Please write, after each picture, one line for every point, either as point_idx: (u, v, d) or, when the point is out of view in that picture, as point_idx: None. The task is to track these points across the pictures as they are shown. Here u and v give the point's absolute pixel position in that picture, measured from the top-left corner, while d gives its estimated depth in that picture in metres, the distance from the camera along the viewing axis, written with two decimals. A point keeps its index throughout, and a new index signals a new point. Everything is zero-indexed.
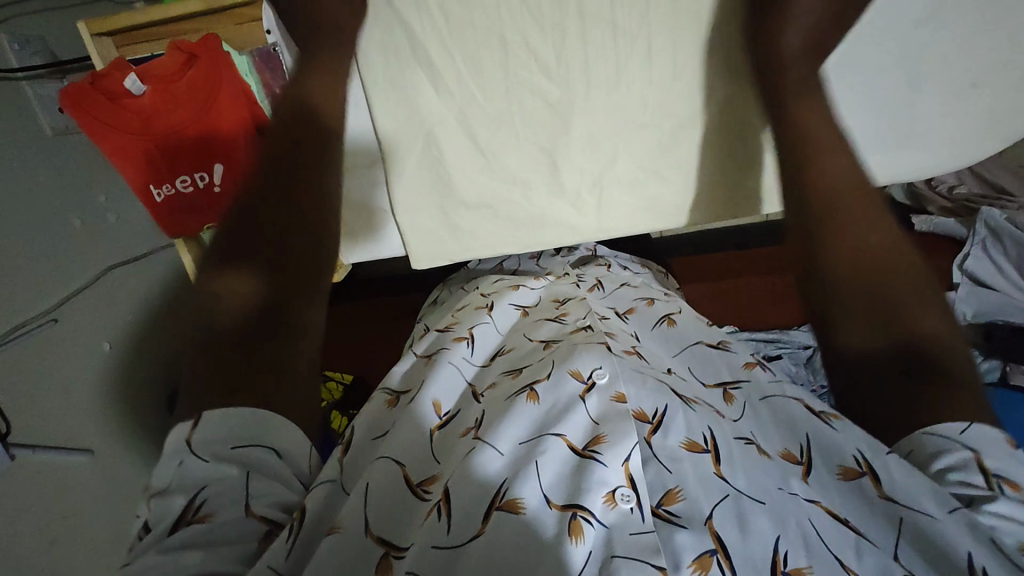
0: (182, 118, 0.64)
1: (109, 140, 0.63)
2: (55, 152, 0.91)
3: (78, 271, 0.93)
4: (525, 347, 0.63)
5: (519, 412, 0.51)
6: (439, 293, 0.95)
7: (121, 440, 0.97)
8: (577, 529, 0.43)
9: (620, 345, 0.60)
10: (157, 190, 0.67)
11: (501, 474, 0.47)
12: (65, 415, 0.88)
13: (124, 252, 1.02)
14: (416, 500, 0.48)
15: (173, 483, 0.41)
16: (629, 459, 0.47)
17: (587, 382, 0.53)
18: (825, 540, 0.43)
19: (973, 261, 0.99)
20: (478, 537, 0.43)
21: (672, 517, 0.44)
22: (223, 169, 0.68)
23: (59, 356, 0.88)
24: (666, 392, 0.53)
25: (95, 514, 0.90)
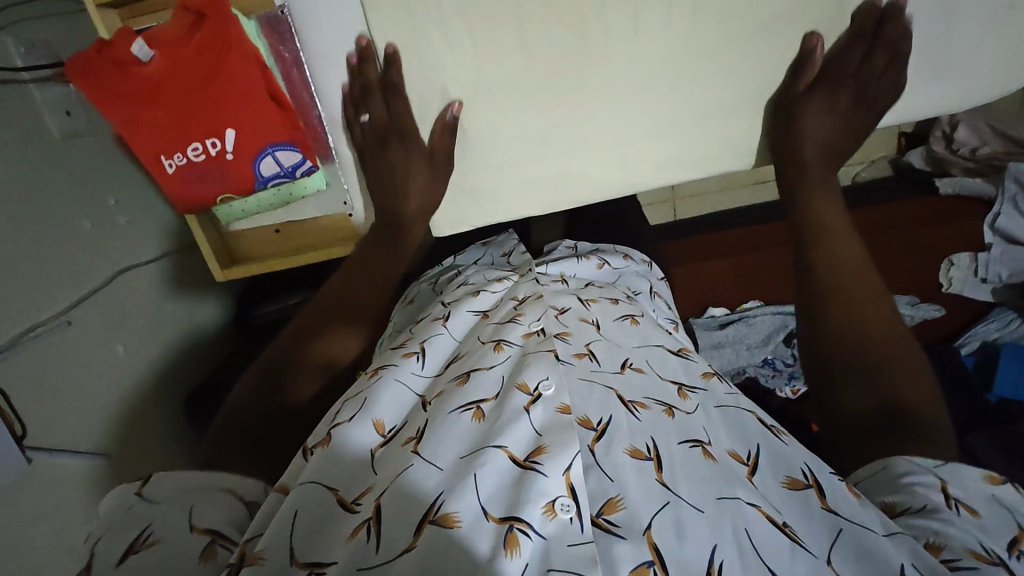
0: (189, 84, 0.63)
1: (120, 112, 0.63)
2: (63, 155, 0.90)
3: (89, 274, 0.92)
4: (479, 349, 0.60)
5: (460, 428, 0.51)
6: (405, 295, 0.91)
7: (133, 446, 0.97)
8: (512, 540, 0.43)
9: (569, 348, 0.61)
10: (169, 161, 0.67)
11: (436, 485, 0.46)
12: (76, 422, 0.86)
13: (133, 256, 1.01)
14: (345, 512, 0.46)
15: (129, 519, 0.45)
16: (568, 469, 0.46)
17: (534, 394, 0.53)
18: (757, 548, 0.44)
19: (1004, 219, 0.95)
20: (409, 552, 0.43)
21: (610, 526, 0.44)
22: (234, 135, 0.66)
23: (71, 358, 0.87)
24: (613, 402, 0.54)
25: (102, 515, 0.89)
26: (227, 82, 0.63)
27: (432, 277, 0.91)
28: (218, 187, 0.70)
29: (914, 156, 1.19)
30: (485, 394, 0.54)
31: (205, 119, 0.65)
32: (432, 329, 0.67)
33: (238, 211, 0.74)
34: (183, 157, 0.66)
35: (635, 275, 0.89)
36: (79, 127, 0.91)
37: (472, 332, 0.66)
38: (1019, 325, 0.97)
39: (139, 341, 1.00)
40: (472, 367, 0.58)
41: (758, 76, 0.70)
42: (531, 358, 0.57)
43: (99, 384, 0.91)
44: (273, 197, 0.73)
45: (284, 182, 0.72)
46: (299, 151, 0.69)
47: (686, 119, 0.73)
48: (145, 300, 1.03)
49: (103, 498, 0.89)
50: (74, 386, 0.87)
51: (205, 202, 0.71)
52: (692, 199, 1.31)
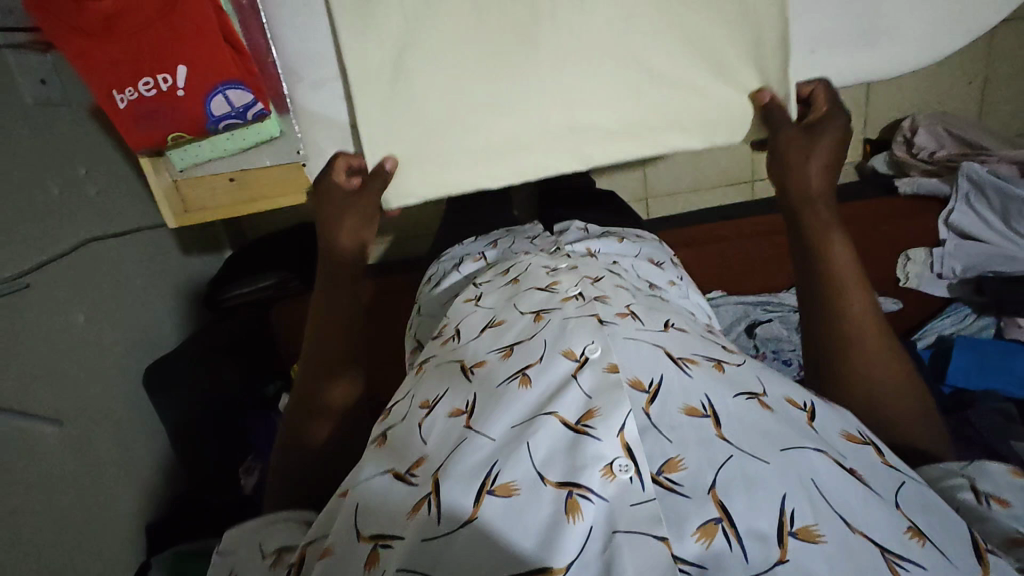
0: (143, 17, 0.63)
1: (71, 44, 0.63)
2: (35, 122, 0.90)
3: (56, 239, 0.92)
4: (519, 321, 0.65)
5: (512, 395, 0.54)
6: (432, 275, 0.95)
7: (93, 419, 0.95)
8: (574, 506, 0.45)
9: (611, 309, 0.64)
10: (120, 96, 0.67)
11: (490, 456, 0.49)
12: (36, 386, 0.85)
13: (102, 228, 1.01)
14: (404, 486, 0.51)
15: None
16: (623, 429, 0.49)
17: (580, 359, 0.56)
18: (825, 496, 0.45)
19: (958, 215, 1.00)
20: (470, 522, 0.46)
21: (673, 485, 0.46)
22: (187, 71, 0.67)
23: (33, 321, 0.86)
24: (663, 361, 0.56)
25: (59, 486, 0.87)
26: (182, 16, 0.64)
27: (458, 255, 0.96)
28: (167, 126, 0.70)
29: (877, 161, 1.22)
30: (530, 361, 0.58)
31: (154, 54, 0.65)
32: (470, 312, 0.72)
33: (192, 155, 0.75)
34: (134, 91, 0.66)
35: (656, 253, 0.93)
36: (54, 96, 0.92)
37: (509, 300, 0.70)
38: (974, 320, 1.01)
39: (104, 312, 1.00)
40: (516, 341, 0.62)
41: (711, 56, 0.74)
42: (571, 324, 0.61)
43: (62, 351, 0.90)
44: (228, 143, 0.74)
45: (236, 125, 0.73)
46: (250, 92, 0.69)
47: (642, 96, 0.76)
48: (111, 273, 1.02)
49: (62, 467, 0.87)
50: (37, 348, 0.86)
51: (154, 141, 0.72)
52: (665, 198, 1.33)
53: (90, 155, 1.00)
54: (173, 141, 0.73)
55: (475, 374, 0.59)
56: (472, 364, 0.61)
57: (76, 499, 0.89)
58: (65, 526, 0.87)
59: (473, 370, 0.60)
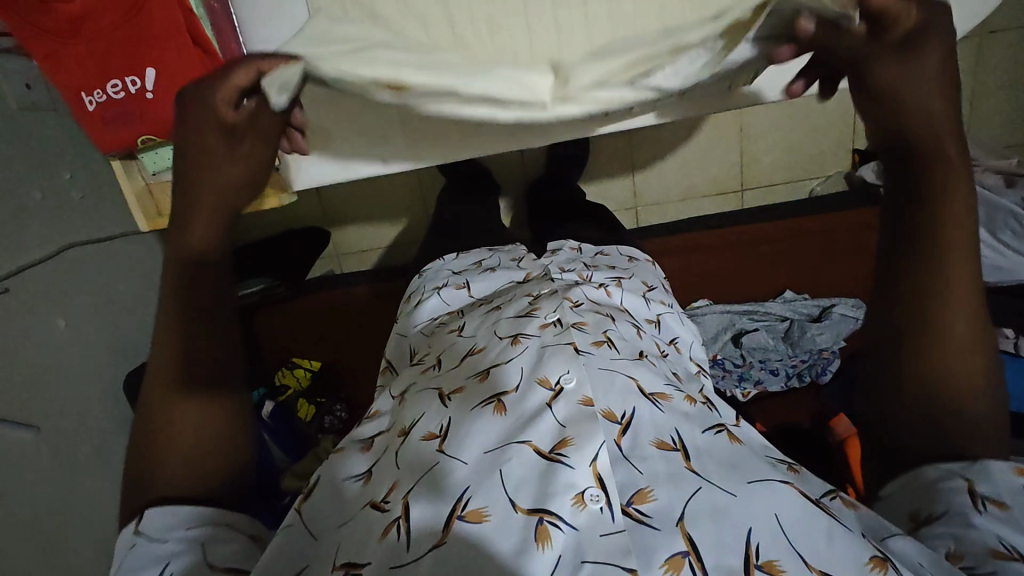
0: (113, 20, 0.64)
1: (39, 44, 0.64)
2: (17, 126, 0.90)
3: (37, 244, 0.91)
4: (497, 346, 0.67)
5: (486, 422, 0.55)
6: (413, 294, 0.94)
7: (71, 425, 0.94)
8: (544, 534, 0.45)
9: (586, 337, 0.68)
10: (90, 98, 0.67)
11: (464, 481, 0.50)
12: (11, 390, 0.84)
13: (86, 234, 1.01)
14: (376, 513, 0.50)
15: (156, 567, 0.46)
16: (595, 459, 0.50)
17: (555, 388, 0.57)
18: (790, 536, 0.44)
19: None
20: (437, 547, 0.46)
21: (643, 517, 0.46)
22: (155, 75, 0.66)
23: (11, 324, 0.85)
24: (634, 395, 0.58)
25: (34, 493, 0.85)
26: (149, 19, 0.65)
27: (443, 274, 0.94)
28: (138, 128, 0.69)
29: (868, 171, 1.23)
30: (506, 388, 0.58)
31: (122, 53, 0.65)
32: (452, 341, 0.74)
33: (165, 157, 0.74)
34: (101, 92, 0.66)
35: (648, 276, 0.95)
36: (39, 101, 0.92)
37: (490, 329, 0.71)
38: None
39: (86, 316, 0.99)
40: (493, 364, 0.63)
41: None
42: (549, 351, 0.62)
43: (41, 357, 0.90)
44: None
45: None
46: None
47: None
48: (95, 278, 1.02)
49: (37, 473, 0.86)
50: (15, 352, 0.85)
51: (123, 146, 0.69)
52: (655, 206, 1.33)
53: (75, 159, 1.00)
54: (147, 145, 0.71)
55: (450, 400, 0.60)
56: (449, 390, 0.62)
57: (52, 507, 0.88)
58: (37, 535, 0.85)
59: (450, 397, 0.60)
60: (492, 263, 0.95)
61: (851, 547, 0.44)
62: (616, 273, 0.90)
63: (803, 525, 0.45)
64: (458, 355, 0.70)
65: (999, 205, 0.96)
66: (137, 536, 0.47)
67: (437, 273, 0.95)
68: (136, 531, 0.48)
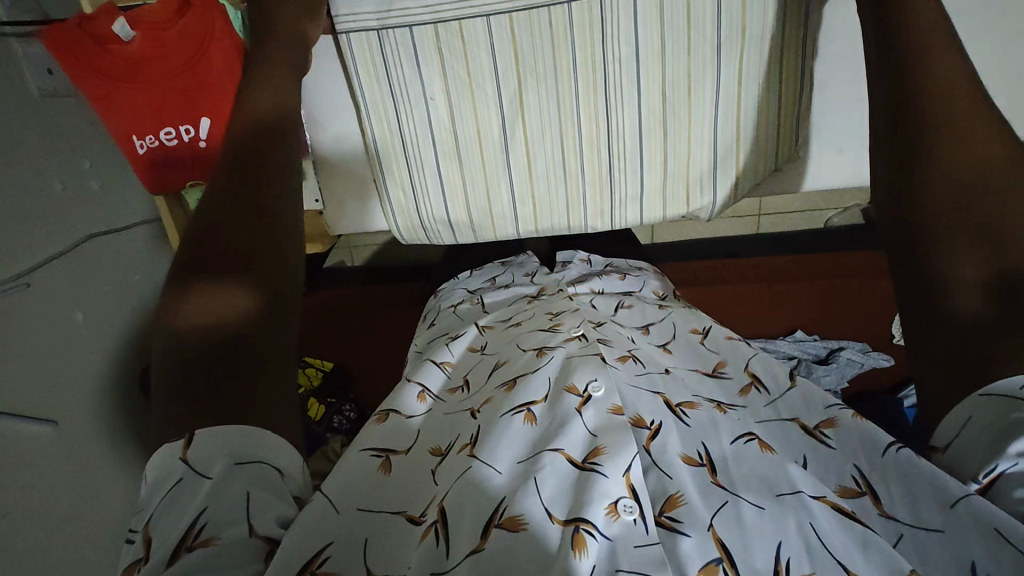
0: (170, 69, 0.64)
1: (95, 88, 0.63)
2: (38, 115, 0.87)
3: (59, 240, 0.91)
4: (521, 358, 0.64)
5: (515, 431, 0.52)
6: (430, 315, 0.90)
7: (87, 415, 0.94)
8: (580, 541, 0.43)
9: (613, 352, 0.63)
10: (140, 142, 0.68)
11: (502, 489, 0.47)
12: (34, 385, 0.85)
13: (103, 223, 1.00)
14: (410, 525, 0.48)
15: (199, 516, 0.38)
16: (629, 469, 0.47)
17: (583, 396, 0.54)
18: (826, 544, 0.44)
19: None
20: (475, 553, 0.43)
21: (675, 525, 0.45)
22: (209, 124, 0.68)
23: (34, 320, 0.85)
24: (663, 409, 0.55)
25: (53, 484, 0.87)
26: (209, 68, 0.65)
27: (458, 291, 0.91)
28: (186, 174, 0.72)
29: None
30: (535, 396, 0.56)
31: (181, 105, 0.66)
32: (476, 359, 0.70)
33: None
34: (155, 140, 0.68)
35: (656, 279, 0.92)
36: (60, 87, 0.89)
37: (511, 343, 0.68)
38: None
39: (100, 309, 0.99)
40: (519, 374, 0.60)
41: (727, 130, 0.78)
42: (577, 362, 0.59)
43: (58, 350, 0.90)
44: None
45: None
46: None
47: (653, 167, 0.81)
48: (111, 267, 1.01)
49: (52, 464, 0.87)
50: (38, 348, 0.86)
51: (167, 185, 0.73)
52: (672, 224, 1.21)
53: (95, 148, 0.98)
54: (190, 186, 0.75)
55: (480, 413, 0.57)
56: (478, 408, 0.59)
57: (63, 493, 0.89)
58: (57, 525, 0.87)
59: (479, 410, 0.58)
60: (506, 281, 0.91)
61: (886, 557, 0.42)
62: (625, 287, 0.87)
63: (838, 483, 0.49)
64: (486, 370, 0.66)
65: None
66: (187, 468, 0.39)
67: (453, 286, 0.94)
68: (183, 459, 0.39)
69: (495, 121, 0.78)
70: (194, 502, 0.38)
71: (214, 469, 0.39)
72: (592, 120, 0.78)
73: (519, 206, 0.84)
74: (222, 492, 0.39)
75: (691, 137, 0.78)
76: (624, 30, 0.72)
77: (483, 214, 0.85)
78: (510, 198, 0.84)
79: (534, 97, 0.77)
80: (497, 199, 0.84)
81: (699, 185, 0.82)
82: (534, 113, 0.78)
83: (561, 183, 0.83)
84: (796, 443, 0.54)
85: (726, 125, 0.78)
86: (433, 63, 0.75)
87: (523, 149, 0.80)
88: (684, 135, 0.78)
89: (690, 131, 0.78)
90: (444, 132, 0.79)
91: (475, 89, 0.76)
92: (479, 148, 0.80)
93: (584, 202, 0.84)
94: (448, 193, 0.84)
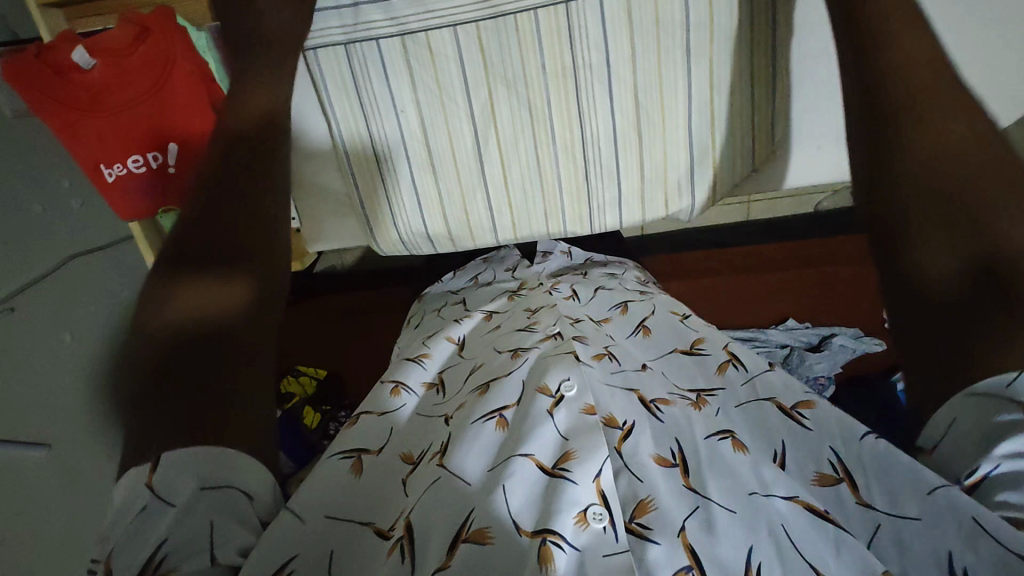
0: (132, 98, 0.67)
1: (61, 120, 0.65)
2: (12, 137, 0.86)
3: (41, 262, 0.90)
4: (497, 359, 0.64)
5: (486, 437, 0.53)
6: (414, 318, 0.89)
7: (80, 436, 0.94)
8: (547, 556, 0.41)
9: (588, 350, 0.63)
10: (109, 171, 0.69)
11: (469, 502, 0.46)
12: (24, 409, 0.85)
13: (85, 243, 0.99)
14: (377, 539, 0.47)
15: (158, 548, 0.37)
16: (598, 475, 0.46)
17: (555, 396, 0.54)
18: (797, 545, 0.43)
19: None
20: (442, 570, 0.42)
21: (645, 532, 0.44)
22: (176, 149, 0.70)
23: (18, 344, 0.85)
24: (636, 407, 0.55)
25: (48, 507, 0.87)
26: (172, 92, 0.68)
27: (442, 296, 0.90)
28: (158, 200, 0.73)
29: None
30: (507, 401, 0.56)
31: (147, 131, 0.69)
32: (454, 359, 0.70)
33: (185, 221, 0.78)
34: (124, 167, 0.69)
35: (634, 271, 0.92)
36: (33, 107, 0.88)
37: (488, 345, 0.69)
38: None
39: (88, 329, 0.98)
40: (490, 378, 0.61)
41: (701, 129, 0.77)
42: (551, 360, 0.59)
43: (46, 373, 0.89)
44: None
45: None
46: None
47: (630, 169, 0.80)
48: (96, 286, 1.01)
49: (47, 487, 0.87)
50: (25, 371, 0.85)
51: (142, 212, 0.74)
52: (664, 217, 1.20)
53: (73, 168, 0.96)
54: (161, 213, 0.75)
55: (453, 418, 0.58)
56: (451, 413, 0.59)
57: (59, 516, 0.89)
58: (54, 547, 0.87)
59: (451, 416, 0.59)
60: (488, 279, 0.90)
61: (862, 557, 0.41)
62: (610, 269, 0.90)
63: (817, 471, 0.49)
64: (463, 373, 0.66)
65: None
66: (150, 495, 0.37)
67: (439, 293, 0.91)
68: (148, 484, 0.37)
69: (467, 131, 0.77)
70: (156, 534, 0.37)
71: (178, 497, 0.38)
72: (564, 126, 0.77)
73: (497, 214, 0.84)
74: (185, 520, 0.38)
75: (666, 137, 0.77)
76: (593, 35, 0.71)
77: (462, 224, 0.85)
78: (487, 206, 0.83)
79: (505, 105, 0.76)
80: (474, 209, 0.83)
81: (677, 187, 0.81)
82: (507, 121, 0.77)
83: (537, 190, 0.82)
84: (774, 431, 0.54)
85: (701, 124, 0.76)
86: (402, 74, 0.74)
87: (498, 157, 0.79)
88: (658, 135, 0.77)
89: (664, 131, 0.77)
90: (416, 144, 0.78)
91: (445, 99, 0.75)
92: (452, 158, 0.79)
93: (562, 207, 0.83)
94: (425, 205, 0.83)
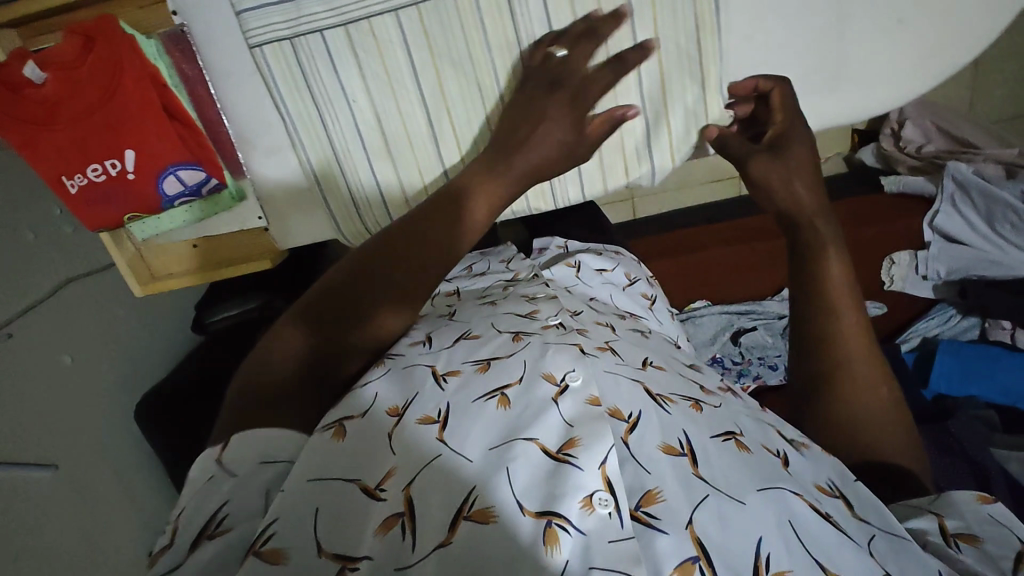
0: (86, 105, 0.64)
1: (15, 134, 0.63)
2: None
3: (36, 289, 0.91)
4: (495, 338, 0.58)
5: (488, 420, 0.48)
6: None
7: (87, 454, 0.96)
8: (552, 536, 0.42)
9: (591, 341, 0.59)
10: (71, 182, 0.67)
11: (471, 480, 0.44)
12: (30, 433, 0.87)
13: (79, 267, 1.00)
14: (371, 500, 0.44)
15: (219, 508, 0.45)
16: (605, 462, 0.45)
17: (560, 385, 0.51)
18: (804, 543, 0.45)
19: (942, 218, 1.12)
20: (442, 548, 0.41)
21: (651, 520, 0.43)
22: (135, 155, 0.68)
23: (19, 369, 0.86)
24: (640, 396, 0.52)
25: (59, 527, 0.88)
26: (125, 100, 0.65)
27: None
28: (121, 208, 0.71)
29: (866, 154, 1.27)
30: (509, 379, 0.52)
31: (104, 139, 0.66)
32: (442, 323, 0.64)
33: (154, 226, 0.76)
34: (83, 177, 0.67)
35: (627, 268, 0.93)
36: None
37: (486, 317, 0.62)
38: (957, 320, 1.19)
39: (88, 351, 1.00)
40: (493, 355, 0.55)
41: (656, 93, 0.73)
42: (554, 347, 0.54)
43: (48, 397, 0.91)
44: (187, 214, 0.77)
45: (194, 200, 0.75)
46: (203, 170, 0.72)
47: None
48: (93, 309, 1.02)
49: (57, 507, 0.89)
50: (28, 396, 0.87)
51: (108, 222, 0.72)
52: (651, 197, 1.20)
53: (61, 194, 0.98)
54: (128, 221, 0.74)
55: (447, 383, 0.52)
56: (445, 371, 0.53)
57: (72, 536, 0.90)
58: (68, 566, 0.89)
59: (446, 378, 0.52)
60: (483, 269, 0.91)
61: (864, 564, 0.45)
62: (603, 262, 0.90)
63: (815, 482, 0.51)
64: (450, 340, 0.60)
65: (995, 197, 1.07)
66: (218, 467, 0.47)
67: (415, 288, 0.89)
68: (216, 460, 0.48)
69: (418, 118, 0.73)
70: (217, 497, 0.46)
71: (242, 469, 0.47)
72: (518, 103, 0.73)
73: None
74: (244, 484, 0.47)
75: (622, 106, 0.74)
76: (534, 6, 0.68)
77: None
78: None
79: (454, 86, 0.71)
80: None
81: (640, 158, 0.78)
82: (457, 104, 0.72)
83: None
84: (773, 440, 0.54)
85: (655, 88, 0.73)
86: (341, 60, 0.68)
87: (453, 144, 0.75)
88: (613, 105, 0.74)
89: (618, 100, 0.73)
90: (366, 139, 0.74)
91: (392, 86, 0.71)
92: (405, 149, 0.75)
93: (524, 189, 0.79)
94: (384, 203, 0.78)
